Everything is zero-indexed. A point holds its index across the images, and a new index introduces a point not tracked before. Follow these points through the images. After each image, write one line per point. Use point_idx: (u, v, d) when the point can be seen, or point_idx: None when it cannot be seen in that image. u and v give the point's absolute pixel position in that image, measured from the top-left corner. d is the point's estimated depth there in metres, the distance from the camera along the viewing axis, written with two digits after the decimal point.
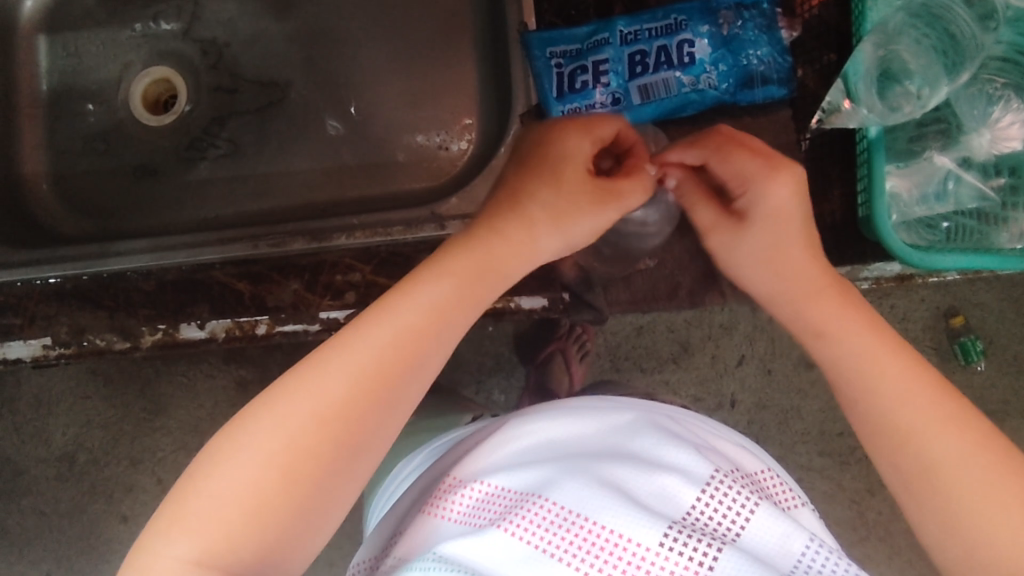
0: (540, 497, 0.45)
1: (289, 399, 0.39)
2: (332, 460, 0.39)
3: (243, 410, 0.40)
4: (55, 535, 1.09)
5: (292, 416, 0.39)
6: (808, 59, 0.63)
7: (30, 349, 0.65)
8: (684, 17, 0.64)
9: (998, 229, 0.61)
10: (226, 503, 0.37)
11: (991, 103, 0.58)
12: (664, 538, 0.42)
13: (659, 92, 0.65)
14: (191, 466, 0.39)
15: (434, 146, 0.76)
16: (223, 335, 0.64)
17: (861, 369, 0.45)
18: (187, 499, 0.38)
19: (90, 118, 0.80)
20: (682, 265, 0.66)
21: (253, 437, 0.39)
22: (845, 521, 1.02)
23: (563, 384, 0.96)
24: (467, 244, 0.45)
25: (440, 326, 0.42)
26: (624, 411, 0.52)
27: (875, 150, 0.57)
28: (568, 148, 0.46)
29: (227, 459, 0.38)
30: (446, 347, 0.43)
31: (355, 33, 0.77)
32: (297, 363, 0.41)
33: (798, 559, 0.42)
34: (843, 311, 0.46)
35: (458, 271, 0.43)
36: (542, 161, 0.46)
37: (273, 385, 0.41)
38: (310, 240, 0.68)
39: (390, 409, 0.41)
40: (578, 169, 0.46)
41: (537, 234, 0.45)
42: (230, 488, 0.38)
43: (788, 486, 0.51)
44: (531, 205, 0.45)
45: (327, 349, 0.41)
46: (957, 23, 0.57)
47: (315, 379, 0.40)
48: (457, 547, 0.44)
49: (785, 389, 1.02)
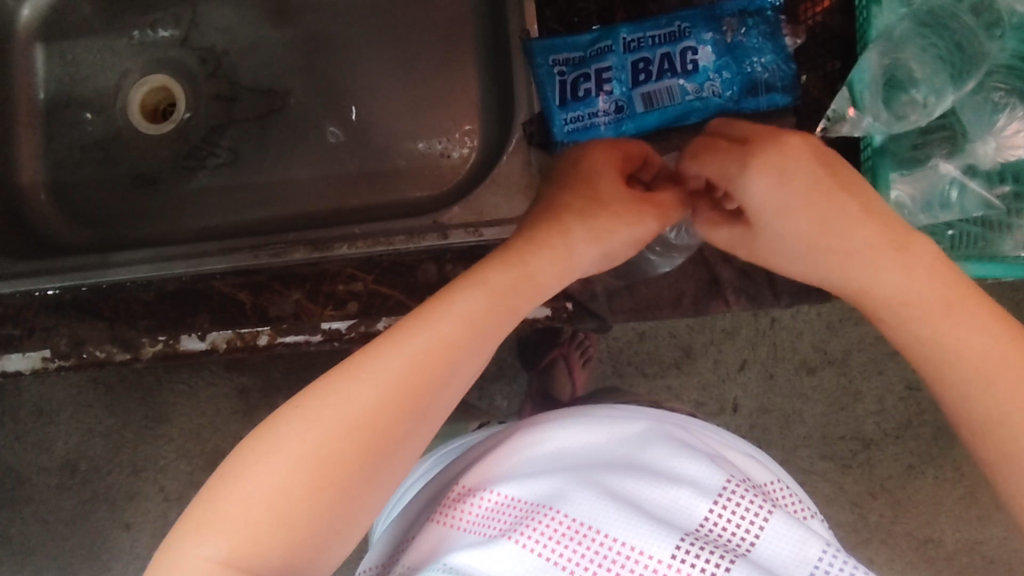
0: (552, 508, 0.44)
1: (320, 404, 0.39)
2: (360, 466, 0.39)
3: (273, 414, 0.40)
4: (58, 543, 1.08)
5: (321, 419, 0.39)
6: (812, 66, 0.63)
7: (29, 361, 0.64)
8: (688, 24, 0.64)
9: (1003, 235, 0.61)
10: (254, 506, 0.37)
11: (996, 110, 0.58)
12: (676, 550, 0.41)
13: (664, 100, 0.64)
14: (219, 469, 0.39)
15: (436, 153, 0.75)
16: (225, 345, 0.63)
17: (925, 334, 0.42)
18: (215, 500, 0.38)
19: (88, 127, 0.80)
20: (687, 273, 0.66)
21: (283, 442, 0.39)
22: (847, 524, 1.02)
23: (565, 389, 0.96)
24: (507, 258, 0.45)
25: (474, 337, 0.43)
26: (641, 421, 0.52)
27: (881, 157, 0.60)
28: (599, 161, 0.49)
29: (256, 463, 0.38)
30: (478, 356, 0.43)
31: (354, 40, 0.77)
32: (330, 371, 0.41)
33: (816, 563, 0.41)
34: (908, 267, 0.41)
35: (489, 282, 0.44)
36: (576, 175, 0.49)
37: (305, 391, 0.41)
38: (311, 249, 0.67)
39: (420, 418, 0.41)
40: (604, 175, 0.48)
41: (574, 241, 0.46)
42: (259, 490, 0.38)
43: (798, 496, 0.51)
44: (567, 211, 0.47)
45: (362, 359, 0.41)
46: (961, 31, 0.56)
47: (346, 386, 0.40)
48: (467, 556, 0.43)
49: (787, 394, 1.02)
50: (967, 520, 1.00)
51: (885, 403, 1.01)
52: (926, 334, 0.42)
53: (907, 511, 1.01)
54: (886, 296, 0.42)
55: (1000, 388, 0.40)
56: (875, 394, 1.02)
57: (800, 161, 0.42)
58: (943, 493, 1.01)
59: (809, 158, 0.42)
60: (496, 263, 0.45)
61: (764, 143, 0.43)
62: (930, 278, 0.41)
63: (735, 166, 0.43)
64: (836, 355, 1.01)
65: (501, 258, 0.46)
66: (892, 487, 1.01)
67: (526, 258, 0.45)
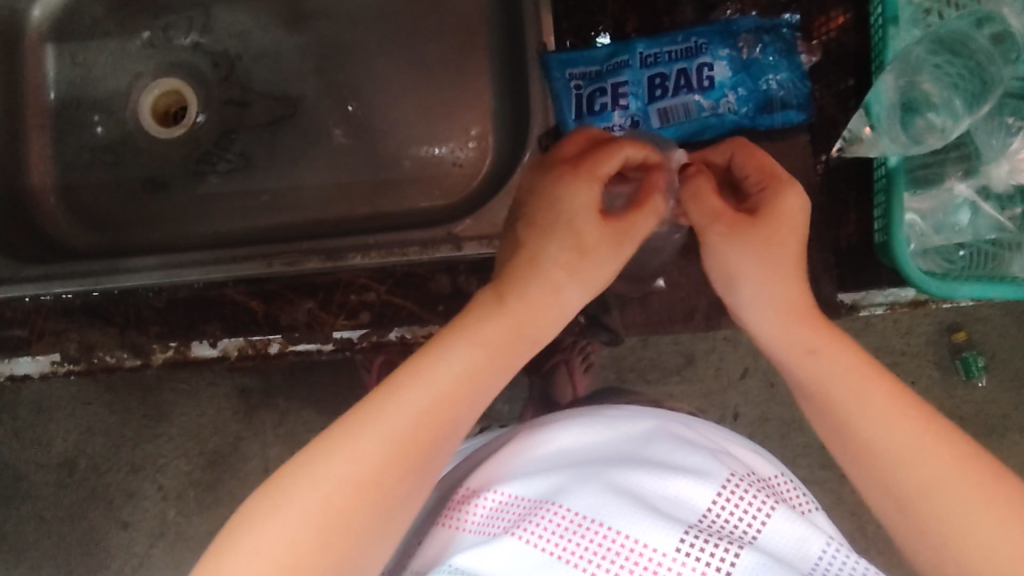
0: (554, 503, 0.43)
1: (329, 459, 0.39)
2: (368, 518, 0.39)
3: (280, 470, 0.40)
4: (55, 541, 1.08)
5: (330, 476, 0.39)
6: (828, 82, 0.63)
7: (38, 365, 0.64)
8: (704, 40, 0.64)
9: (1014, 255, 0.60)
10: (266, 564, 0.37)
11: (1011, 134, 0.58)
12: (680, 543, 0.40)
13: (679, 116, 0.65)
14: (227, 525, 0.39)
15: (448, 162, 0.76)
16: (236, 353, 0.64)
17: (845, 387, 0.45)
18: (225, 557, 0.37)
19: (98, 130, 0.79)
20: (699, 287, 0.65)
21: (291, 499, 0.38)
22: (846, 532, 1.02)
23: (567, 393, 0.96)
24: (495, 305, 0.45)
25: (474, 391, 0.43)
26: (643, 419, 0.51)
27: (896, 177, 0.57)
28: (574, 200, 0.46)
29: (265, 520, 0.38)
30: (478, 405, 0.44)
31: (368, 46, 0.77)
32: (334, 425, 0.41)
33: (815, 561, 0.41)
34: (823, 339, 0.47)
35: (486, 333, 0.44)
36: (553, 218, 0.47)
37: (310, 447, 0.40)
38: (324, 259, 0.66)
39: (426, 471, 0.41)
40: (588, 213, 0.46)
41: (561, 291, 0.46)
42: (269, 547, 0.37)
43: (800, 489, 0.50)
44: (549, 263, 0.46)
45: (365, 410, 0.41)
46: (980, 53, 0.57)
47: (352, 440, 0.40)
48: (471, 555, 0.43)
49: (788, 403, 1.02)
50: None
51: None
52: (839, 374, 0.46)
53: None
54: (811, 348, 0.47)
55: (910, 430, 0.43)
56: None
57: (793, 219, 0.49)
58: None
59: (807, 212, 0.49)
60: (491, 312, 0.45)
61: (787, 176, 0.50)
62: (838, 343, 0.47)
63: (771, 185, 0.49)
64: None
65: (497, 305, 0.45)
66: None
67: (512, 306, 0.45)
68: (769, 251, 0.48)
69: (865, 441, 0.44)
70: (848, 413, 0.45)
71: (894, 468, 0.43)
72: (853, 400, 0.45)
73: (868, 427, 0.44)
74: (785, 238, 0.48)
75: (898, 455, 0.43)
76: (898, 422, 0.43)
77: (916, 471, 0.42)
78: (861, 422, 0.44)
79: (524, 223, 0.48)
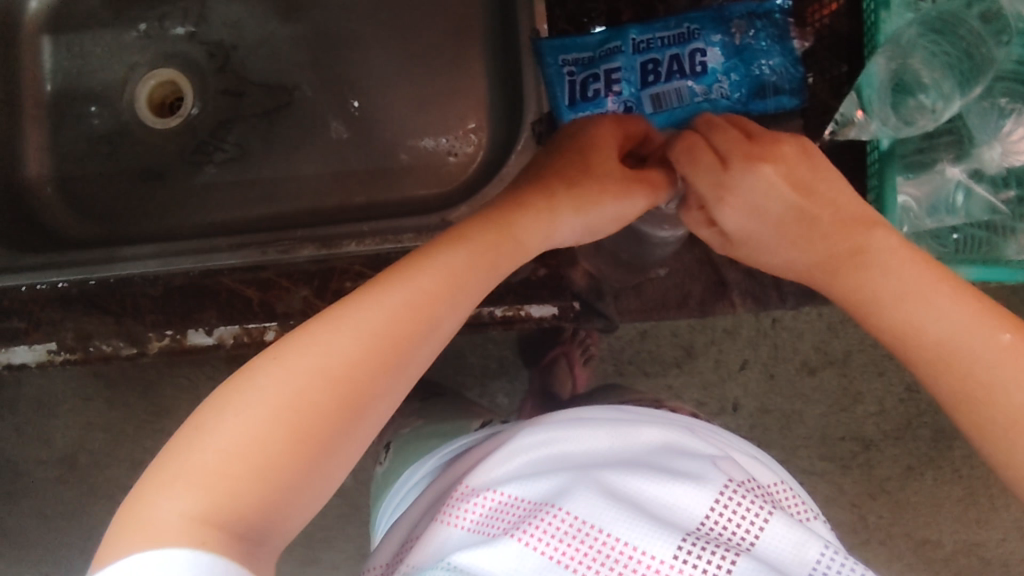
0: (554, 507, 0.43)
1: (300, 355, 0.37)
2: (342, 420, 0.37)
3: (247, 364, 0.38)
4: (58, 536, 1.08)
5: (301, 369, 0.37)
6: (820, 68, 0.63)
7: (35, 355, 0.64)
8: (696, 26, 0.64)
9: (1007, 240, 0.61)
10: (232, 457, 0.34)
11: (1003, 116, 0.57)
12: (677, 551, 0.40)
13: (672, 102, 0.65)
14: (190, 418, 0.37)
15: (442, 152, 0.76)
16: (231, 341, 0.63)
17: (910, 324, 0.43)
18: (184, 452, 0.35)
19: (94, 121, 0.80)
20: (693, 274, 0.66)
21: (260, 389, 0.36)
22: (845, 524, 1.03)
23: (566, 386, 0.95)
24: (491, 217, 0.46)
25: (460, 292, 0.42)
26: (644, 426, 0.50)
27: (886, 162, 0.60)
28: (602, 137, 0.52)
29: (232, 410, 0.36)
30: (458, 314, 0.42)
31: (362, 36, 0.77)
32: (310, 321, 0.39)
33: (814, 565, 0.40)
34: (876, 262, 0.44)
35: (477, 238, 0.44)
36: (580, 149, 0.51)
37: (284, 341, 0.39)
38: (319, 247, 0.68)
39: (406, 373, 0.39)
40: (607, 152, 0.51)
41: (563, 204, 0.47)
42: (232, 437, 0.35)
43: (800, 498, 0.50)
44: (563, 176, 0.49)
45: (345, 310, 0.39)
46: (969, 36, 0.56)
47: (326, 336, 0.38)
48: (473, 553, 0.42)
49: (788, 394, 1.02)
50: (963, 520, 1.01)
51: (885, 405, 1.02)
52: (900, 312, 0.43)
53: (906, 512, 1.02)
54: (856, 291, 0.45)
55: (971, 363, 0.41)
56: (875, 395, 1.02)
57: (763, 213, 0.47)
58: (941, 494, 1.01)
59: (773, 179, 0.46)
60: (483, 220, 0.45)
61: (744, 160, 0.46)
62: (890, 262, 0.44)
63: (718, 189, 0.47)
64: (836, 355, 1.01)
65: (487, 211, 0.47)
66: (890, 488, 1.02)
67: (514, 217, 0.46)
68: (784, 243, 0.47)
69: (934, 377, 0.43)
70: (918, 351, 0.43)
71: (962, 409, 0.42)
72: (915, 339, 0.43)
73: (940, 369, 0.42)
74: (781, 225, 0.46)
75: (979, 390, 0.41)
76: (963, 362, 0.41)
77: (983, 417, 0.41)
78: (926, 361, 0.43)
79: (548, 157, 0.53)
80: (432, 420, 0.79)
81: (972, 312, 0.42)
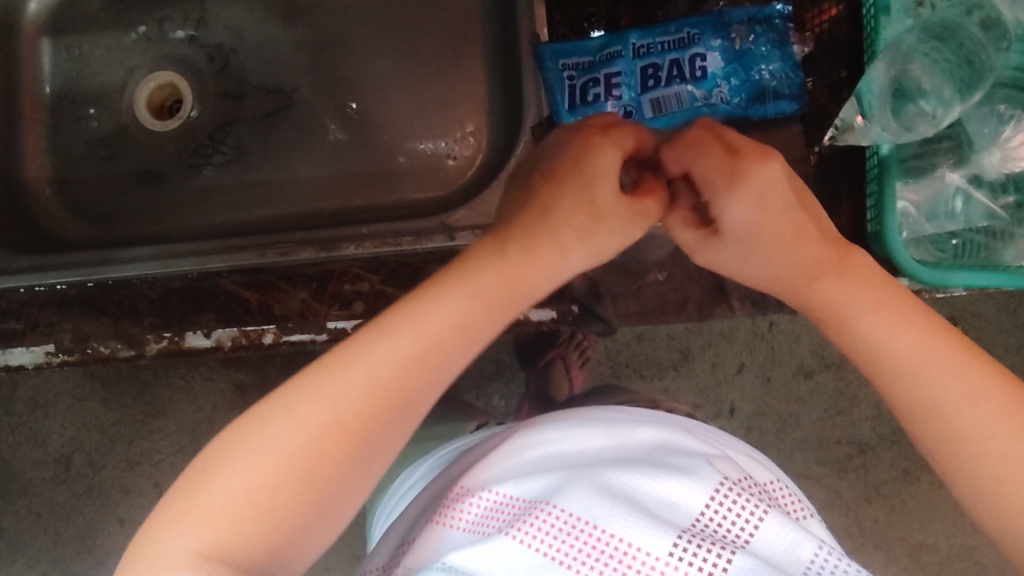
0: (549, 503, 0.43)
1: (309, 405, 0.40)
2: (345, 465, 0.40)
3: (259, 407, 0.41)
4: (52, 537, 1.08)
5: (308, 420, 0.40)
6: (819, 73, 0.63)
7: (32, 356, 0.64)
8: (696, 31, 0.65)
9: (1005, 245, 0.61)
10: (240, 503, 0.38)
11: (1002, 122, 0.58)
12: (673, 547, 0.40)
13: (672, 106, 0.65)
14: (205, 453, 0.40)
15: (440, 155, 0.76)
16: (230, 343, 0.63)
17: (873, 339, 0.45)
18: (194, 494, 0.39)
19: (93, 122, 0.80)
20: (692, 278, 0.65)
21: (269, 438, 0.39)
22: (842, 528, 1.02)
23: (563, 388, 0.95)
24: (489, 264, 0.45)
25: (461, 340, 0.43)
26: (640, 427, 0.50)
27: (887, 165, 0.58)
28: (599, 161, 0.45)
29: (241, 457, 0.39)
30: (462, 360, 0.44)
31: (361, 39, 0.77)
32: (317, 366, 0.42)
33: (808, 565, 0.40)
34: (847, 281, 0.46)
35: (481, 286, 0.44)
36: (574, 169, 0.46)
37: (294, 386, 0.41)
38: (318, 249, 0.66)
39: (407, 420, 0.42)
40: (606, 179, 0.45)
41: (569, 254, 0.46)
42: (239, 487, 0.38)
43: (797, 496, 0.50)
44: (560, 217, 0.46)
45: (353, 354, 0.41)
46: (970, 41, 0.57)
47: (330, 385, 0.40)
48: (465, 553, 0.42)
49: (784, 398, 1.02)
50: (959, 526, 1.01)
51: (881, 408, 1.02)
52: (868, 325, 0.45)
53: (903, 517, 1.02)
54: (824, 308, 0.47)
55: (934, 374, 0.43)
56: (871, 399, 1.02)
57: (772, 197, 0.44)
58: (938, 499, 1.01)
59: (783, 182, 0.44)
60: (490, 265, 0.45)
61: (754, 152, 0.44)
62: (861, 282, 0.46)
63: (722, 180, 0.44)
64: (834, 359, 1.02)
65: (495, 256, 0.45)
66: (887, 492, 1.02)
67: (514, 264, 0.45)
68: (758, 261, 0.47)
69: (895, 393, 0.45)
70: (880, 369, 0.45)
71: (927, 419, 0.43)
72: (881, 354, 0.45)
73: (903, 383, 0.44)
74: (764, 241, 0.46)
75: (936, 402, 0.43)
76: (928, 371, 0.43)
77: (944, 428, 0.43)
78: (890, 376, 0.44)
79: (534, 173, 0.48)
80: (428, 423, 0.79)
81: (928, 333, 0.44)
